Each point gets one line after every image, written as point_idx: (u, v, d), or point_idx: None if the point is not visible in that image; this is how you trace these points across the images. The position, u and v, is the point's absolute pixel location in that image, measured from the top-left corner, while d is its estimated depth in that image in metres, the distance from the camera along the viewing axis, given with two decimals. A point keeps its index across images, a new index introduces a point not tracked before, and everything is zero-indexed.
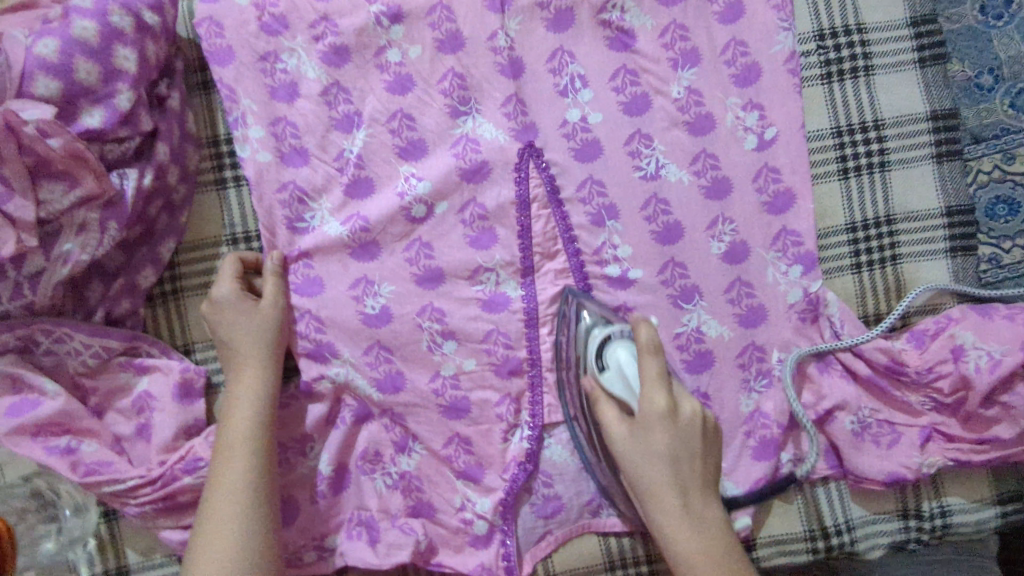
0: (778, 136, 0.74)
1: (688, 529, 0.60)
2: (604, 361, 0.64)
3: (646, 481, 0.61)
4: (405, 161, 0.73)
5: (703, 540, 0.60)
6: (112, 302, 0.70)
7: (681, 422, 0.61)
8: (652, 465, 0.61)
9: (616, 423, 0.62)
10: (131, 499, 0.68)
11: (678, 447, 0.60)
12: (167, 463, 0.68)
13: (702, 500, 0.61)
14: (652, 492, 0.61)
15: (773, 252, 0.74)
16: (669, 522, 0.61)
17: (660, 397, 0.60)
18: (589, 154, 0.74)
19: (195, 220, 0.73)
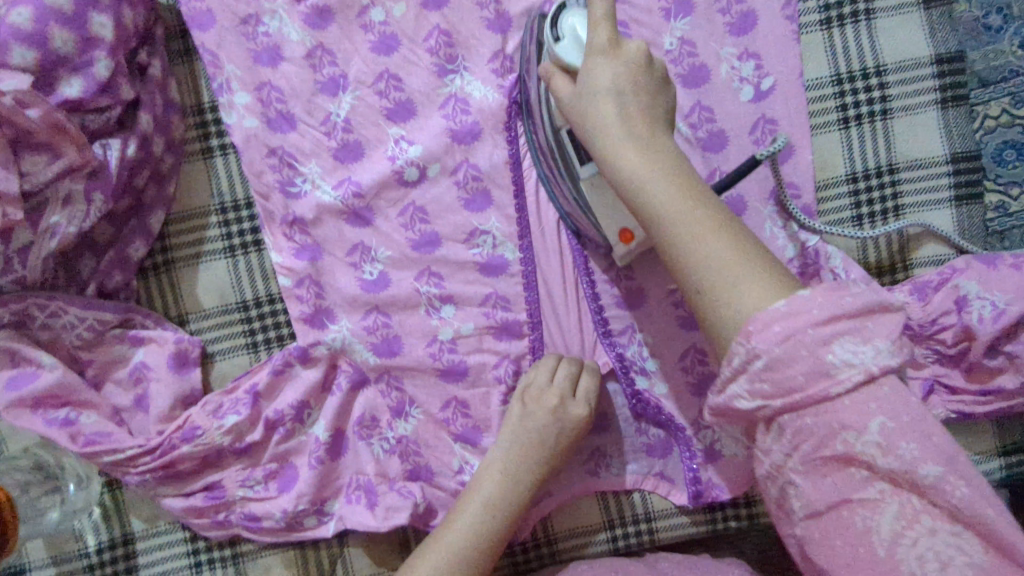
0: (776, 86, 0.72)
1: (690, 217, 0.48)
2: (561, 30, 0.56)
3: (603, 135, 0.51)
4: (394, 123, 0.72)
5: (705, 228, 0.48)
6: (104, 275, 0.70)
7: (625, 56, 0.51)
8: (629, 145, 0.50)
9: (565, 87, 0.55)
10: (131, 468, 0.68)
11: (628, 75, 0.51)
12: (165, 433, 0.69)
13: (650, 116, 0.51)
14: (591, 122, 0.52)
15: (770, 206, 0.72)
16: (666, 207, 0.49)
17: (603, 34, 0.52)
18: None
19: (183, 190, 0.72)
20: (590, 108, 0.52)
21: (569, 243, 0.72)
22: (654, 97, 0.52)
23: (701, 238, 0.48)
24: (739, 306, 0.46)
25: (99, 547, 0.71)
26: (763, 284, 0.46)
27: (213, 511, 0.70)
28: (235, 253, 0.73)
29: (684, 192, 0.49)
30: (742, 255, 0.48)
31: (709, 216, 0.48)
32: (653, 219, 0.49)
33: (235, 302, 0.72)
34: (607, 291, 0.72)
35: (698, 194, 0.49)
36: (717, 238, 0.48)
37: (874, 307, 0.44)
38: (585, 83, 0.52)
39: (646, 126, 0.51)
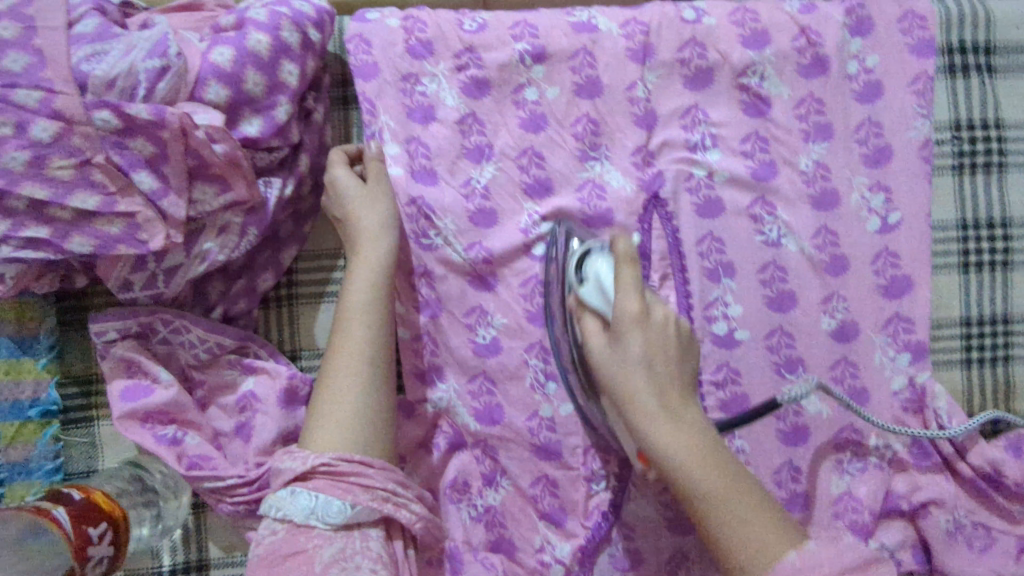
0: (902, 222, 0.74)
1: (736, 499, 0.51)
2: (585, 274, 0.61)
3: (638, 415, 0.54)
4: (530, 198, 0.75)
5: (721, 474, 0.52)
6: (231, 301, 0.72)
7: (654, 325, 0.56)
8: (663, 429, 0.53)
9: (599, 342, 0.57)
10: (227, 497, 0.69)
11: (656, 344, 0.55)
12: (266, 466, 0.69)
13: (682, 396, 0.55)
14: (628, 403, 0.55)
15: (881, 336, 0.74)
16: (677, 455, 0.53)
17: (633, 302, 0.55)
18: (710, 211, 0.74)
19: (318, 231, 0.75)
20: (632, 381, 0.54)
21: None
22: (679, 357, 0.56)
23: (690, 446, 0.53)
24: (753, 548, 0.50)
25: (174, 567, 0.72)
26: (776, 534, 0.50)
27: None
28: None
29: (729, 461, 0.53)
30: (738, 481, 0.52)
31: (750, 487, 0.52)
32: (645, 436, 0.54)
33: None
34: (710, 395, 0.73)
35: (716, 453, 0.53)
36: (721, 476, 0.52)
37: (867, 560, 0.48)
38: (618, 337, 0.55)
39: (681, 431, 0.53)
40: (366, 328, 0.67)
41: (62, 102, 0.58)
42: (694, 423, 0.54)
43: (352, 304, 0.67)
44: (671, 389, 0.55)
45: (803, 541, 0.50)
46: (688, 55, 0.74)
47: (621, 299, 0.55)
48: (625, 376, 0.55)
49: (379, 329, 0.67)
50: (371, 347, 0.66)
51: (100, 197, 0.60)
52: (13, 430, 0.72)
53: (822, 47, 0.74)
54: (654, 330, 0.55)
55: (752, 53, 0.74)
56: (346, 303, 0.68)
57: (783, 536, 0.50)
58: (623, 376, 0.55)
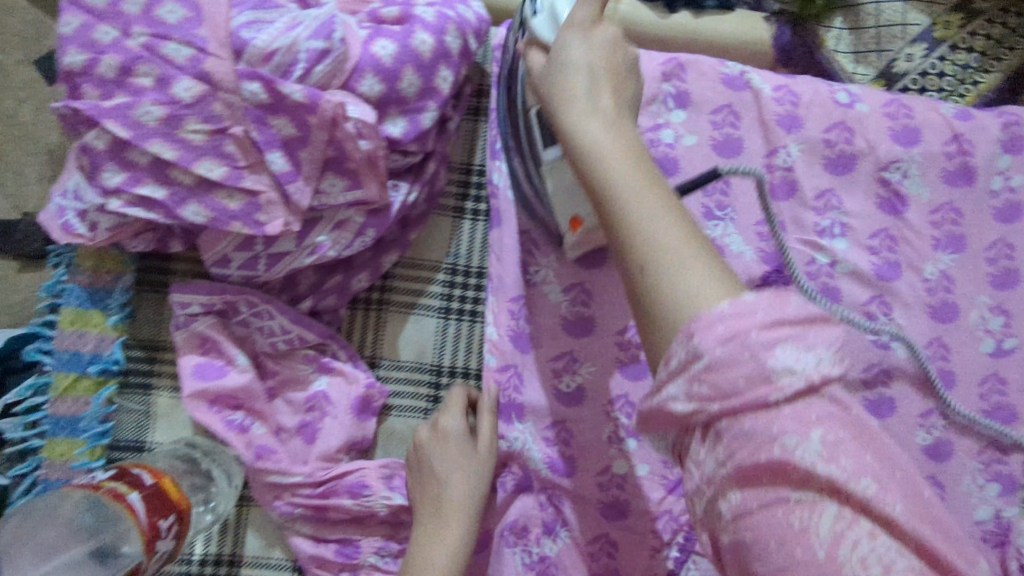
0: (1017, 350, 0.72)
1: (655, 215, 0.43)
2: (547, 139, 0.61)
3: (615, 179, 0.44)
4: None
5: (668, 209, 0.44)
6: (321, 295, 0.69)
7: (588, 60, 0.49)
8: (575, 108, 0.48)
9: (536, 61, 0.52)
10: (286, 496, 0.66)
11: (614, 78, 0.49)
12: (332, 476, 0.66)
13: (620, 113, 0.48)
14: (579, 143, 0.47)
15: (975, 462, 0.71)
16: (621, 171, 0.44)
17: (607, 100, 0.48)
18: (827, 299, 0.71)
19: (423, 240, 0.72)
20: (585, 135, 0.47)
21: None
22: (639, 154, 0.46)
23: (616, 143, 0.46)
24: (708, 288, 0.41)
25: (203, 558, 0.68)
26: (709, 279, 0.41)
27: (337, 568, 0.67)
28: (448, 316, 0.72)
29: (682, 224, 0.44)
30: (684, 233, 0.43)
31: (694, 236, 0.43)
32: (612, 188, 0.45)
33: (431, 363, 0.71)
34: None
35: (655, 189, 0.45)
36: (685, 244, 0.43)
37: (811, 315, 0.39)
38: (565, 127, 0.48)
39: (638, 162, 0.45)
40: (456, 526, 0.61)
41: (212, 65, 0.54)
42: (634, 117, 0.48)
43: (443, 454, 0.64)
44: (634, 150, 0.45)
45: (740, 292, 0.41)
46: (834, 137, 0.72)
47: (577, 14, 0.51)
48: (579, 125, 0.47)
49: (459, 520, 0.61)
50: (452, 507, 0.62)
51: (227, 168, 0.56)
52: (67, 381, 0.68)
53: (970, 157, 0.72)
54: (618, 122, 0.47)
55: (900, 148, 0.72)
56: (421, 499, 0.63)
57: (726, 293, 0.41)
58: (579, 123, 0.47)
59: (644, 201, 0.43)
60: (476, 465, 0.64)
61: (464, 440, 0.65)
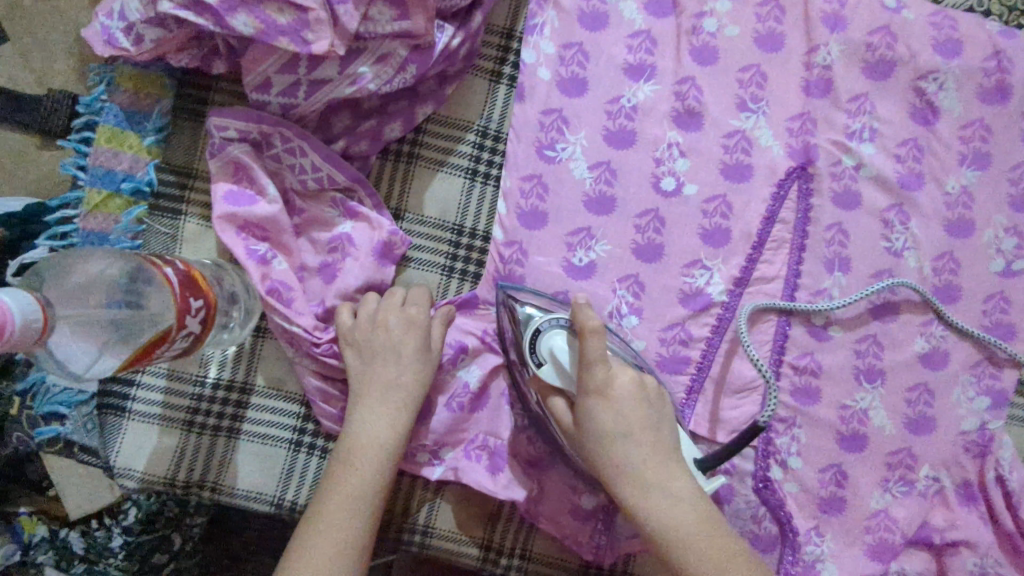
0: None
1: (664, 474, 0.56)
2: (542, 354, 0.61)
3: (615, 439, 0.57)
4: (675, 128, 0.73)
5: (710, 539, 0.54)
6: (353, 139, 0.70)
7: (618, 393, 0.57)
8: (641, 452, 0.57)
9: (564, 415, 0.61)
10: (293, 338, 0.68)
11: (641, 414, 0.58)
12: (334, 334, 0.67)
13: (644, 414, 0.58)
14: (582, 412, 0.58)
15: (968, 375, 0.73)
16: (632, 466, 0.56)
17: (591, 325, 0.59)
18: (847, 203, 0.73)
19: (457, 99, 0.73)
20: (605, 424, 0.57)
21: (776, 316, 0.73)
22: (655, 431, 0.58)
23: (627, 425, 0.57)
24: (710, 553, 0.53)
25: (216, 382, 0.71)
26: (748, 570, 0.53)
27: (340, 404, 0.69)
28: (475, 178, 0.73)
29: (687, 477, 0.57)
30: (704, 521, 0.55)
31: (706, 513, 0.55)
32: (639, 506, 0.56)
33: (452, 222, 0.72)
34: (786, 376, 0.73)
35: (666, 468, 0.57)
36: (677, 503, 0.55)
37: (815, 571, 0.52)
38: (578, 413, 0.58)
39: (649, 433, 0.57)
40: (392, 417, 0.63)
41: None
42: (656, 428, 0.58)
43: (395, 346, 0.65)
44: (648, 426, 0.58)
45: (758, 573, 0.53)
46: (877, 41, 0.73)
47: (586, 348, 0.58)
48: (610, 424, 0.57)
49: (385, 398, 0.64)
50: (397, 393, 0.64)
51: None
52: (99, 198, 0.71)
53: (1007, 76, 0.74)
54: (646, 392, 0.59)
55: (940, 59, 0.73)
56: (369, 373, 0.64)
57: (750, 569, 0.53)
58: (604, 420, 0.57)
59: (659, 476, 0.56)
60: (423, 364, 0.65)
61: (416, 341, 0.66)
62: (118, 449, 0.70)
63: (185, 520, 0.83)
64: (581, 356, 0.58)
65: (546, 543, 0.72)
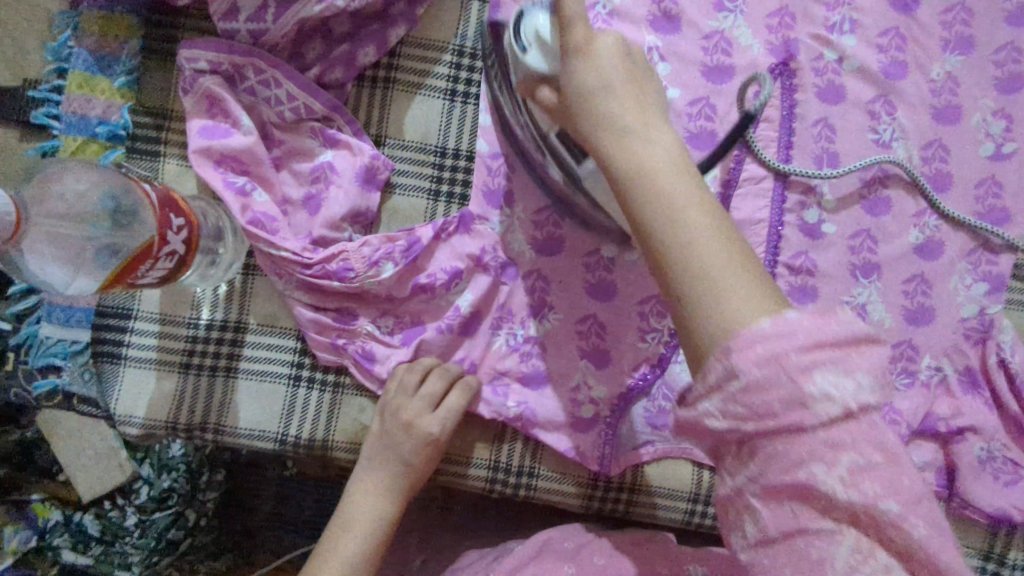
0: (1015, 154, 0.73)
1: (696, 235, 0.44)
2: (525, 38, 0.55)
3: (622, 132, 0.47)
4: (653, 33, 0.72)
5: (723, 265, 0.44)
6: (328, 65, 0.69)
7: (599, 55, 0.48)
8: (629, 136, 0.47)
9: (553, 93, 0.53)
10: (283, 269, 0.67)
11: (630, 72, 0.49)
12: (322, 257, 0.66)
13: (643, 101, 0.48)
14: (584, 111, 0.48)
15: (964, 262, 0.73)
16: (659, 225, 0.45)
17: (580, 29, 0.49)
18: (831, 96, 0.72)
19: (431, 19, 0.72)
20: (599, 96, 0.48)
21: (768, 217, 0.72)
22: (640, 91, 0.49)
23: (655, 161, 0.46)
24: (743, 292, 0.43)
25: (210, 323, 0.71)
26: (759, 295, 0.43)
27: (334, 332, 0.69)
28: (454, 98, 0.72)
29: (713, 207, 0.45)
30: (729, 245, 0.45)
31: (741, 262, 0.45)
32: (651, 228, 0.45)
33: (435, 145, 0.72)
34: (782, 277, 0.72)
35: (703, 226, 0.45)
36: (720, 245, 0.44)
37: (856, 337, 0.41)
38: (564, 79, 0.50)
39: (688, 174, 0.46)
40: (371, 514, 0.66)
41: None
42: (674, 137, 0.48)
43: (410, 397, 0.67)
44: (676, 159, 0.46)
45: (781, 304, 0.43)
46: None
47: (573, 34, 0.49)
48: (592, 91, 0.48)
49: (381, 499, 0.66)
50: (379, 493, 0.66)
51: None
52: (76, 145, 0.71)
53: None
54: (629, 53, 0.50)
55: None
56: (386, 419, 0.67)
57: (774, 300, 0.43)
58: (581, 101, 0.49)
59: (683, 232, 0.45)
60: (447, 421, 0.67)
61: (447, 429, 0.66)
62: (118, 397, 0.70)
63: (197, 496, 0.94)
64: (562, 35, 0.49)
65: (553, 460, 0.72)
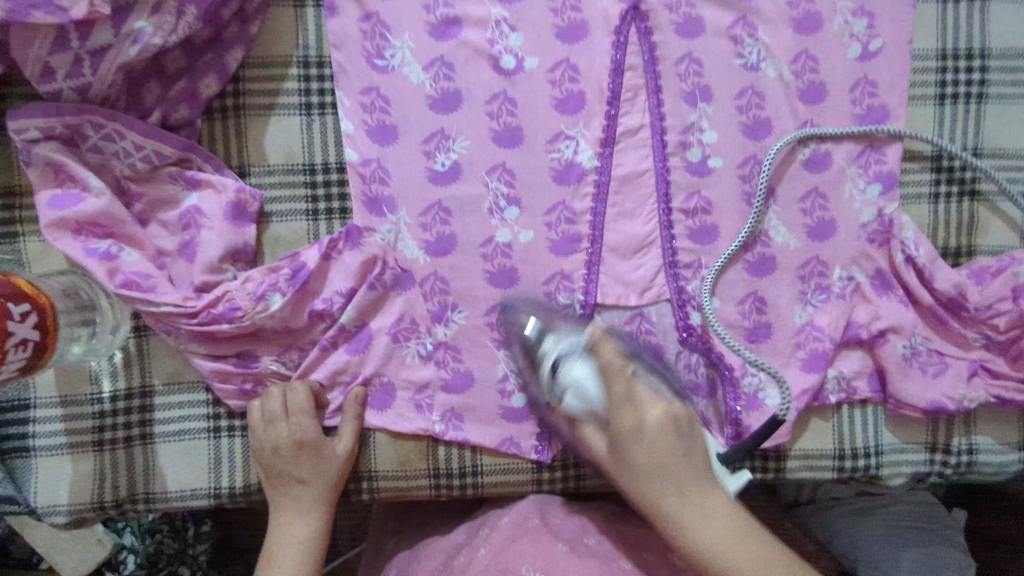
0: (882, 50, 0.73)
1: (787, 564, 0.54)
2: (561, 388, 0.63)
3: (666, 503, 0.57)
4: (498, 4, 0.70)
5: (757, 560, 0.54)
6: (169, 106, 0.66)
7: (650, 434, 0.58)
8: (688, 513, 0.56)
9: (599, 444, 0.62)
10: (168, 323, 0.65)
11: (684, 469, 0.58)
12: (206, 302, 0.65)
13: (697, 479, 0.58)
14: (653, 496, 0.57)
15: (854, 167, 0.73)
16: (701, 529, 0.56)
17: (628, 418, 0.59)
18: (689, 31, 0.71)
19: (267, 36, 0.68)
20: (657, 476, 0.57)
21: (653, 166, 0.71)
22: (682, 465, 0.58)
23: (698, 522, 0.56)
24: None
25: (114, 394, 0.68)
26: None
27: (240, 377, 0.68)
28: (310, 111, 0.69)
29: (775, 543, 0.56)
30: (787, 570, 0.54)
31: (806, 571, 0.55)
32: None
33: (302, 164, 0.69)
34: (680, 223, 0.72)
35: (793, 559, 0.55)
36: (785, 558, 0.55)
37: None
38: (616, 445, 0.59)
39: (771, 540, 0.56)
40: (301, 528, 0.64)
41: None
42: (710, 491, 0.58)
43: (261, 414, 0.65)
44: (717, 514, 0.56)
45: None
46: None
47: (614, 386, 0.60)
48: (647, 468, 0.58)
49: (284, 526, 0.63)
50: (292, 506, 0.64)
51: None
52: None
53: None
54: (677, 426, 0.58)
55: None
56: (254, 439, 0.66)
57: None
58: (649, 469, 0.58)
59: (736, 541, 0.55)
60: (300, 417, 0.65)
61: (310, 431, 0.65)
62: (35, 489, 0.68)
63: (188, 552, 0.94)
64: (612, 417, 0.60)
65: (492, 453, 0.71)
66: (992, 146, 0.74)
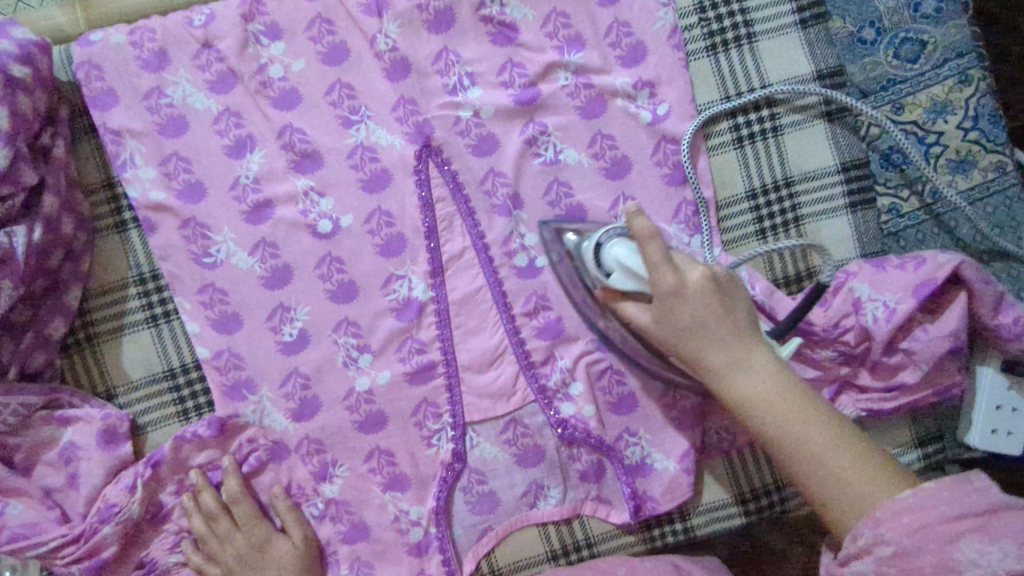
0: (671, 113, 0.76)
1: (765, 402, 0.58)
2: (608, 266, 0.62)
3: (702, 348, 0.60)
4: (301, 175, 0.74)
5: (767, 398, 0.58)
6: (24, 358, 0.70)
7: (693, 294, 0.59)
8: (723, 377, 0.60)
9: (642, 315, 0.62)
10: (58, 559, 0.69)
11: (707, 308, 0.59)
12: (87, 517, 0.69)
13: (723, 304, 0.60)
14: (698, 365, 0.61)
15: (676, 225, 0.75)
16: (717, 359, 0.60)
17: (670, 279, 0.58)
18: (486, 148, 0.75)
19: (100, 265, 0.73)
20: (699, 349, 0.60)
21: (486, 282, 0.74)
22: (727, 301, 0.60)
23: (721, 331, 0.60)
24: (832, 472, 0.56)
25: None
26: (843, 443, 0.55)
27: None
28: (156, 322, 0.73)
29: (757, 369, 0.59)
30: (789, 391, 0.59)
31: (780, 390, 0.58)
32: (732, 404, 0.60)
33: (162, 371, 0.73)
34: (526, 325, 0.74)
35: (780, 376, 0.59)
36: (769, 391, 0.58)
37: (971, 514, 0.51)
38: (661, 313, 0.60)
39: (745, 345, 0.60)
40: None
41: None
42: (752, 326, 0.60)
43: (228, 533, 0.71)
44: (733, 349, 0.60)
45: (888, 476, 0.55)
46: None
47: (650, 252, 0.58)
48: (691, 343, 0.60)
49: None
50: None
51: None
52: None
53: None
54: (720, 291, 0.60)
55: None
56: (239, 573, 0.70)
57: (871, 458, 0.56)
58: (688, 343, 0.60)
59: (710, 359, 0.60)
60: (213, 539, 0.71)
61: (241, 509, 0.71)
62: None
63: None
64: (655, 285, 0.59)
65: None
66: (803, 170, 0.76)
